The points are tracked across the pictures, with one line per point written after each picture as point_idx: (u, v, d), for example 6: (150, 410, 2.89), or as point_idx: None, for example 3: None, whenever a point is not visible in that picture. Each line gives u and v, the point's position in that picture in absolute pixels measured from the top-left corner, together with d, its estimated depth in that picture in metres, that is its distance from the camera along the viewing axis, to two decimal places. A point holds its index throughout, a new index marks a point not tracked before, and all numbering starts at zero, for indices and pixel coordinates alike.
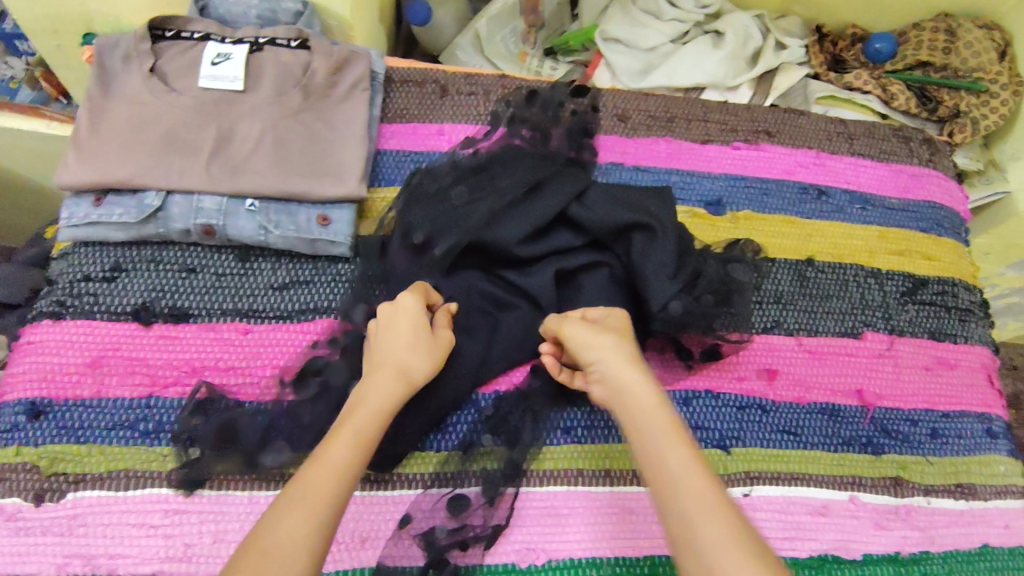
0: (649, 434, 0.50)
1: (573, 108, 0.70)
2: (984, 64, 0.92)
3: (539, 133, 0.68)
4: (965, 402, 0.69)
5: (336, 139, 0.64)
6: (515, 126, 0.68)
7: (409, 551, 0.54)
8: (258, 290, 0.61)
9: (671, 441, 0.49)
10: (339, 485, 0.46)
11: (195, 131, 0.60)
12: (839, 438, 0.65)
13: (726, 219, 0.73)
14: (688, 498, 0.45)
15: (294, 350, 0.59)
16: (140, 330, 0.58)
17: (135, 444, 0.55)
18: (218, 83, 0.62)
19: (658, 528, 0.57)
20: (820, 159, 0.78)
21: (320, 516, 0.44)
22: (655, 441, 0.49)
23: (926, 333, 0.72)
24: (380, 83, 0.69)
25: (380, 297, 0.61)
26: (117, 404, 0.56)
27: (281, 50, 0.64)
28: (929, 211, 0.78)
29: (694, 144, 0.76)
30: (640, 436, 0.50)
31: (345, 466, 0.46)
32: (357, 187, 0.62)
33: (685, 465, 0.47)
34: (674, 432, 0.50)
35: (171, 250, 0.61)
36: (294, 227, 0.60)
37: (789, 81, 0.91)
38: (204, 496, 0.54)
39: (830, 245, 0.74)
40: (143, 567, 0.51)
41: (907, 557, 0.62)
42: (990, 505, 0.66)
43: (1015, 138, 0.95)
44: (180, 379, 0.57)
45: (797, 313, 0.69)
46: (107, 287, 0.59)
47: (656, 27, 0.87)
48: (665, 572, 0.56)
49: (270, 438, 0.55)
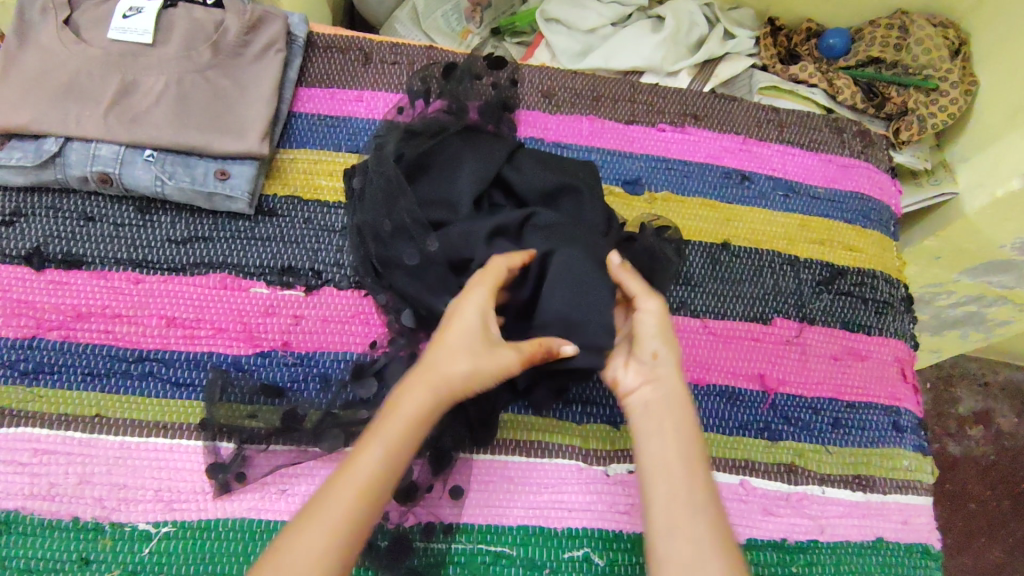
0: (675, 455, 0.49)
1: (492, 82, 0.70)
2: (935, 61, 0.84)
3: (454, 104, 0.66)
4: (872, 395, 0.69)
5: (243, 98, 0.65)
6: (432, 100, 0.66)
7: (277, 506, 0.54)
8: (155, 241, 0.62)
9: (695, 464, 0.49)
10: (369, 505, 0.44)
11: (99, 80, 0.62)
12: (735, 421, 0.65)
13: (643, 199, 0.73)
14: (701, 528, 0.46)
15: (183, 302, 0.60)
16: (32, 274, 0.60)
17: (13, 384, 0.56)
18: (127, 36, 0.64)
19: (535, 498, 0.58)
20: (747, 144, 0.77)
21: (349, 539, 0.43)
22: (675, 465, 0.49)
23: (839, 322, 0.71)
24: (301, 46, 0.71)
25: (276, 256, 0.63)
26: (0, 343, 0.57)
27: (194, 8, 0.66)
28: (856, 203, 0.76)
29: (618, 124, 0.76)
30: (659, 446, 0.50)
31: (373, 487, 0.44)
32: (257, 143, 0.63)
33: (704, 493, 0.48)
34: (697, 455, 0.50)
35: (71, 198, 0.62)
36: (189, 179, 0.62)
37: (736, 70, 0.89)
38: (73, 438, 0.55)
39: (748, 230, 0.73)
40: (7, 502, 0.52)
41: (793, 545, 0.62)
42: (888, 499, 0.65)
43: (968, 138, 0.84)
44: (64, 323, 0.58)
45: (704, 295, 0.69)
46: (4, 231, 0.61)
47: (595, 9, 0.88)
48: (534, 542, 0.57)
49: (146, 385, 0.57)
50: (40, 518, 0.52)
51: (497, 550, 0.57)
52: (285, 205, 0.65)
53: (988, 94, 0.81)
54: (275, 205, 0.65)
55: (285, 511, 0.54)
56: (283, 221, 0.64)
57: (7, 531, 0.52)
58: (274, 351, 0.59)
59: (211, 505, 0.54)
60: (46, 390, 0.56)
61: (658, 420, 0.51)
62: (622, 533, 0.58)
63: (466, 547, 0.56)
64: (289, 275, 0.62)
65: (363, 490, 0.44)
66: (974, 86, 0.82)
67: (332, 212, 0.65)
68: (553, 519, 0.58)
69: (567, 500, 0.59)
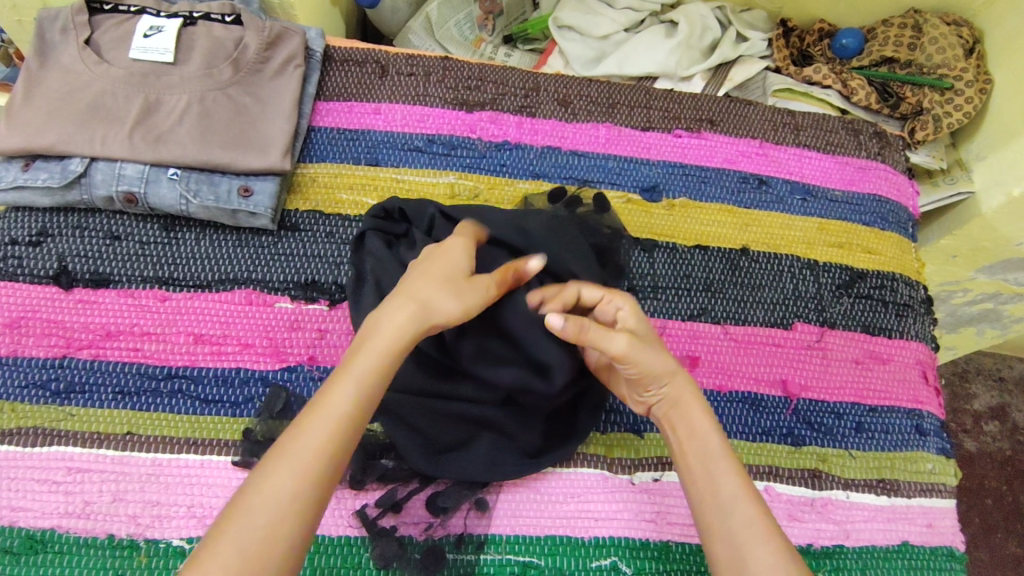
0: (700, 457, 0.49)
1: (463, 127, 0.71)
2: (949, 60, 0.82)
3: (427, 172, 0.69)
4: (894, 398, 0.69)
5: (263, 114, 0.66)
6: (418, 152, 0.70)
7: None
8: (181, 259, 0.63)
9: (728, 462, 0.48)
10: (342, 448, 0.43)
11: (121, 101, 0.63)
12: (759, 427, 0.66)
13: (660, 206, 0.73)
14: (746, 527, 0.45)
15: (210, 319, 0.61)
16: (61, 294, 0.61)
17: (45, 403, 0.57)
18: (148, 55, 0.65)
19: (561, 509, 0.58)
20: (763, 149, 0.77)
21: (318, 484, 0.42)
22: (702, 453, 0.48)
23: (859, 326, 0.71)
24: (318, 60, 0.71)
25: (299, 272, 0.63)
26: (32, 363, 0.58)
27: (214, 26, 0.67)
28: (874, 204, 0.76)
29: (634, 130, 0.75)
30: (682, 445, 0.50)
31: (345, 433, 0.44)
32: (279, 160, 0.63)
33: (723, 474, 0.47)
34: (726, 452, 0.49)
35: (97, 217, 0.64)
36: (214, 197, 0.63)
37: (747, 73, 0.89)
38: (107, 456, 0.56)
39: (766, 234, 0.73)
40: (43, 521, 0.53)
41: (819, 550, 0.61)
42: (913, 503, 0.65)
43: (983, 137, 0.83)
44: (95, 342, 0.59)
45: (723, 301, 0.70)
46: (32, 252, 0.62)
47: (608, 16, 0.89)
48: (562, 552, 0.57)
49: (176, 402, 0.58)
50: (76, 536, 0.53)
51: (525, 560, 0.57)
52: (307, 220, 0.66)
53: (1005, 92, 0.80)
54: (298, 220, 0.66)
55: (316, 525, 0.56)
56: (305, 236, 0.65)
57: (44, 550, 0.52)
58: (301, 366, 0.60)
59: None
60: (77, 409, 0.57)
61: (684, 424, 0.50)
62: (649, 541, 0.58)
63: (495, 558, 0.57)
64: (313, 289, 0.63)
65: (340, 425, 0.43)
66: (989, 83, 0.81)
67: (352, 225, 0.66)
68: (580, 528, 0.58)
69: (593, 509, 0.59)
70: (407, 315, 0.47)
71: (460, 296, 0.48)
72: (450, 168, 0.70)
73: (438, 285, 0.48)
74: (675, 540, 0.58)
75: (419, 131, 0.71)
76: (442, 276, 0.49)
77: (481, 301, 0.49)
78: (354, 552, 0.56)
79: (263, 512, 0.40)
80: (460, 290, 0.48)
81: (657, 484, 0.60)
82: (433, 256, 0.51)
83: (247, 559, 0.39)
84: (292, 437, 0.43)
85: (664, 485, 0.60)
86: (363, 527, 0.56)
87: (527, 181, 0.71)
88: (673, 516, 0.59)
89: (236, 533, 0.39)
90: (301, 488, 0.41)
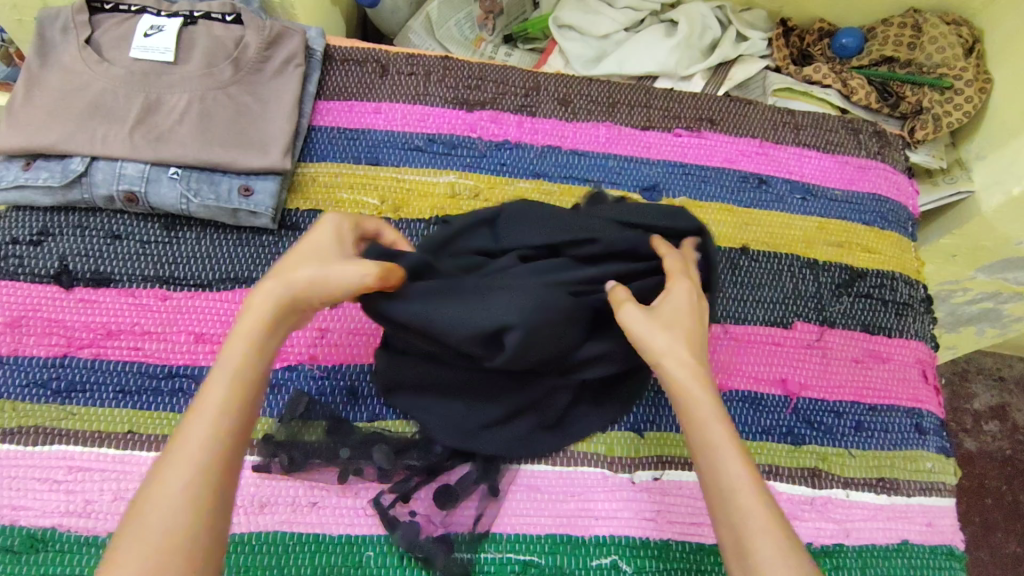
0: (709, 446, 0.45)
1: (463, 127, 0.72)
2: (949, 60, 0.82)
3: (428, 171, 0.69)
4: (894, 397, 0.69)
5: (263, 114, 0.66)
6: (419, 152, 0.70)
7: (307, 518, 0.56)
8: (181, 258, 0.63)
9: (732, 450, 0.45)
10: (224, 437, 0.42)
11: (122, 100, 0.63)
12: (759, 426, 0.66)
13: (660, 205, 0.73)
14: (754, 522, 0.42)
15: (210, 318, 0.61)
16: (60, 293, 0.61)
17: (45, 402, 0.57)
18: (149, 55, 0.65)
19: (562, 507, 0.59)
20: (763, 148, 0.77)
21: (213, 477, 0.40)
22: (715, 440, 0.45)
23: (859, 325, 0.71)
24: (319, 60, 0.71)
25: None
26: (32, 362, 0.58)
27: (214, 25, 0.68)
28: (874, 203, 0.76)
29: (634, 130, 0.75)
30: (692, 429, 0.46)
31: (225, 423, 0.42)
32: (279, 159, 0.64)
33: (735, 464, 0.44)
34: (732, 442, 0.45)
35: (97, 216, 0.64)
36: (214, 196, 0.63)
37: (747, 72, 0.89)
38: (108, 455, 0.56)
39: (766, 233, 0.73)
40: (43, 519, 0.53)
41: (819, 549, 0.62)
42: (912, 501, 0.65)
43: (983, 136, 0.83)
44: (94, 341, 0.59)
45: (723, 300, 0.70)
46: (32, 251, 0.62)
47: (609, 15, 0.89)
48: (562, 551, 0.57)
49: (178, 401, 0.58)
50: (77, 535, 0.53)
51: (525, 559, 0.57)
52: (307, 219, 0.66)
53: (1004, 91, 0.80)
54: (298, 219, 0.66)
55: (317, 524, 0.56)
56: None
57: (44, 548, 0.53)
58: (301, 364, 0.62)
59: (244, 518, 0.56)
60: (78, 407, 0.57)
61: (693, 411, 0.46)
62: (649, 540, 0.58)
63: (496, 557, 0.57)
64: None
65: (223, 413, 0.42)
66: (989, 83, 0.81)
67: None
68: (580, 527, 0.58)
69: (594, 508, 0.59)
70: (270, 301, 0.46)
71: (325, 269, 0.47)
72: (450, 167, 0.70)
73: (304, 261, 0.47)
74: (676, 538, 0.59)
75: (419, 130, 0.71)
76: (311, 252, 0.48)
77: (347, 278, 0.46)
78: (355, 550, 0.56)
79: (157, 517, 0.38)
80: (329, 266, 0.47)
81: (657, 482, 0.60)
82: (310, 238, 0.50)
83: (147, 562, 0.37)
84: (178, 438, 0.41)
85: (664, 484, 0.60)
86: (365, 526, 0.57)
87: (527, 181, 0.71)
88: (673, 514, 0.59)
89: (134, 543, 0.37)
90: (195, 480, 0.40)
